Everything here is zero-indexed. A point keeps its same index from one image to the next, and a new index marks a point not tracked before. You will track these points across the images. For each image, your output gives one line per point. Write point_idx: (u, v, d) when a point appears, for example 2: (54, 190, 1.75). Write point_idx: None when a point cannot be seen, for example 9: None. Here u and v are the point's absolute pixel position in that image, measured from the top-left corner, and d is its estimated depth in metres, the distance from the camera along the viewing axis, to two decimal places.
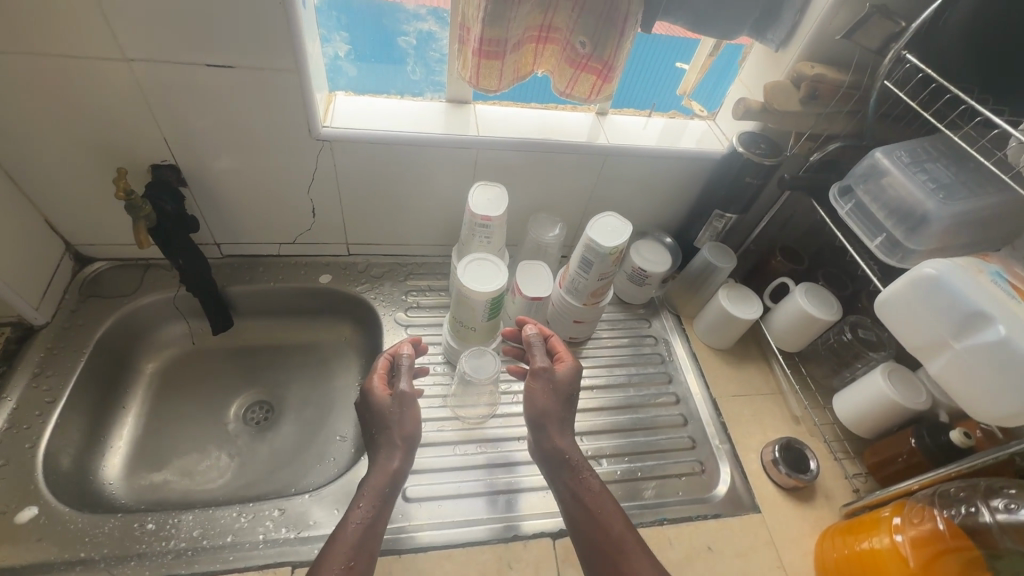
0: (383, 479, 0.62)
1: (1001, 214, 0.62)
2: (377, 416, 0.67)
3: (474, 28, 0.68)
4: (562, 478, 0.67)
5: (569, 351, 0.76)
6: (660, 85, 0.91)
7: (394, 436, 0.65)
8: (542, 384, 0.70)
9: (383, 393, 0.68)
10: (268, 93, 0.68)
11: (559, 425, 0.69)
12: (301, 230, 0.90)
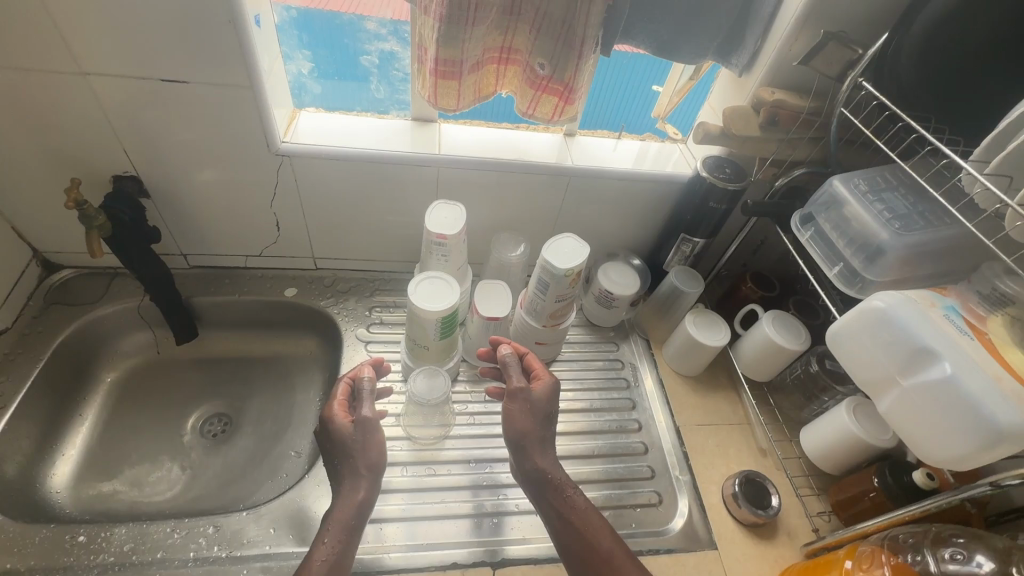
0: (348, 512, 0.61)
1: (955, 247, 0.61)
2: (338, 445, 0.65)
3: (430, 48, 0.69)
4: (545, 497, 0.66)
5: (546, 368, 0.73)
6: (633, 107, 0.91)
7: (358, 467, 0.63)
8: (520, 405, 0.68)
9: (343, 421, 0.66)
10: (224, 108, 0.69)
11: (540, 443, 0.68)
12: (267, 243, 0.91)
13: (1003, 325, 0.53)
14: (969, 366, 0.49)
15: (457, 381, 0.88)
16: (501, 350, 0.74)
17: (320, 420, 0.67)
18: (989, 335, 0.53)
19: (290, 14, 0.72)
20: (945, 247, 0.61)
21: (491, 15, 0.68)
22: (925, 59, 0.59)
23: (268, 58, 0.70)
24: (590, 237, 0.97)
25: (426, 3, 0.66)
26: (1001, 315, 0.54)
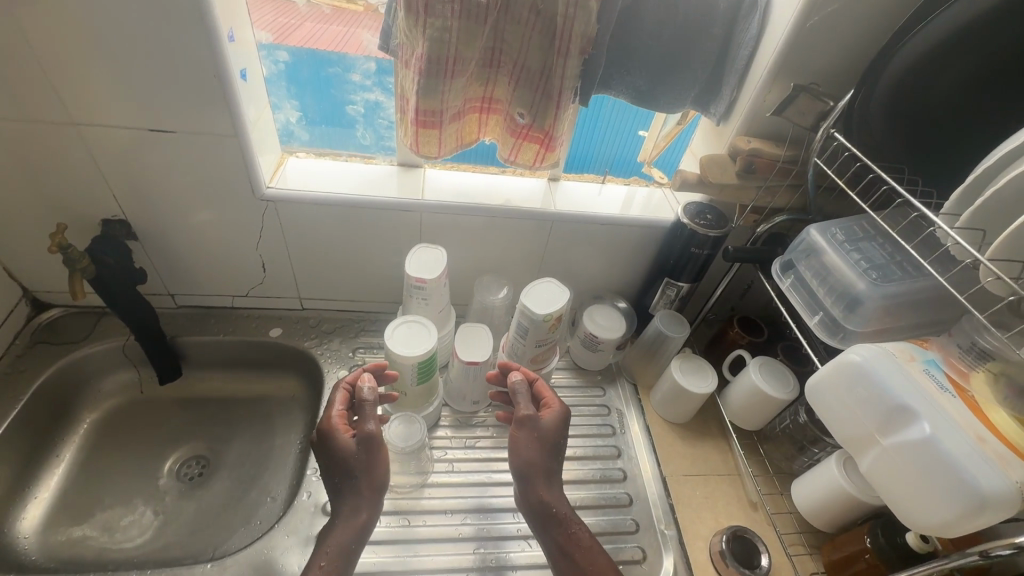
0: (348, 533, 0.62)
1: (932, 299, 0.60)
2: (339, 461, 0.65)
3: (410, 100, 0.71)
4: (551, 534, 0.65)
5: (554, 395, 0.74)
6: (618, 152, 0.91)
7: (361, 486, 0.65)
8: (527, 433, 0.69)
9: (345, 435, 0.66)
10: (209, 155, 0.71)
11: (545, 476, 0.67)
12: (253, 284, 0.91)
13: (985, 383, 0.51)
14: (948, 426, 0.47)
15: (438, 425, 0.86)
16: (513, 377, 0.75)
17: (320, 431, 0.67)
18: (971, 393, 0.51)
19: (279, 66, 0.75)
20: (923, 298, 0.60)
21: (470, 68, 0.70)
22: (892, 113, 0.59)
23: (255, 109, 0.72)
24: (575, 279, 0.97)
25: (406, 57, 0.69)
26: (985, 371, 0.52)
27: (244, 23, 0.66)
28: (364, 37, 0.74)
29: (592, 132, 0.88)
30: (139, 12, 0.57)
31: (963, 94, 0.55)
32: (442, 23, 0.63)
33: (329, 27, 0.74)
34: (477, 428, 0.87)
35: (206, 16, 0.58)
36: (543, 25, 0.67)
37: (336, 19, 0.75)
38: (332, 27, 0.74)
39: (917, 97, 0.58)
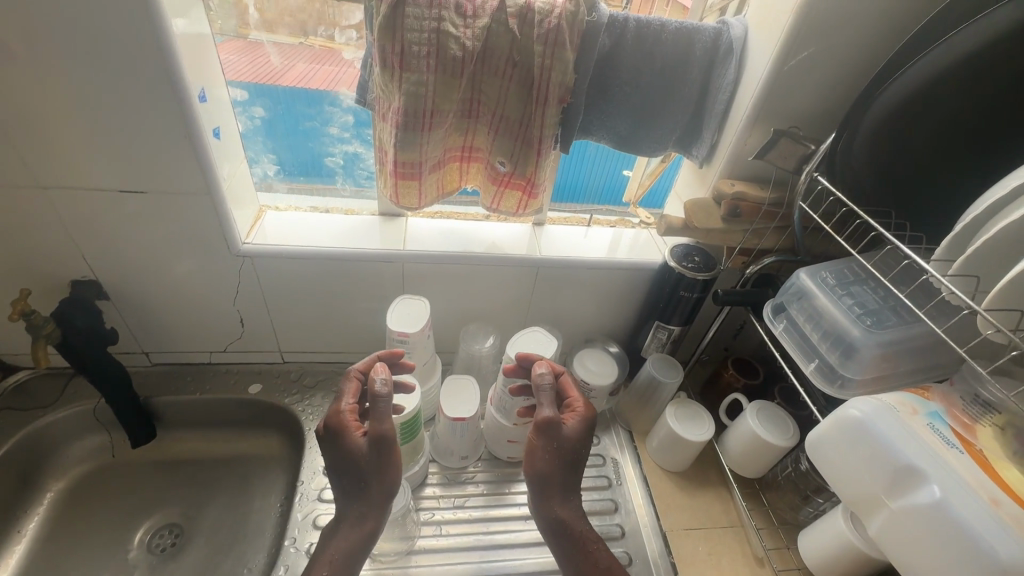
0: (357, 540, 0.60)
1: (927, 345, 0.59)
2: (350, 460, 0.61)
3: (389, 152, 0.70)
4: (566, 554, 0.63)
5: (580, 396, 0.69)
6: (605, 181, 0.90)
7: (373, 489, 0.62)
8: (545, 442, 0.63)
9: (356, 434, 0.62)
10: (182, 214, 0.69)
11: (562, 489, 0.64)
12: (232, 339, 0.88)
13: (992, 436, 0.48)
14: (959, 489, 0.45)
15: (426, 483, 0.82)
16: (537, 372, 0.68)
17: (331, 426, 0.62)
18: (978, 448, 0.48)
19: (256, 122, 0.74)
20: (920, 343, 0.58)
21: (448, 120, 0.69)
22: (875, 157, 0.58)
23: (229, 167, 0.71)
24: (564, 323, 0.95)
25: (383, 111, 0.68)
26: (991, 423, 0.49)
27: (216, 81, 0.65)
28: (340, 92, 0.72)
29: (573, 175, 0.88)
30: (106, 76, 0.56)
31: (945, 134, 0.55)
32: (418, 77, 0.63)
33: (321, 67, 0.70)
34: (467, 485, 0.83)
35: (175, 79, 0.57)
36: (521, 75, 0.66)
37: (326, 59, 0.70)
38: (325, 66, 0.70)
39: (899, 141, 0.57)
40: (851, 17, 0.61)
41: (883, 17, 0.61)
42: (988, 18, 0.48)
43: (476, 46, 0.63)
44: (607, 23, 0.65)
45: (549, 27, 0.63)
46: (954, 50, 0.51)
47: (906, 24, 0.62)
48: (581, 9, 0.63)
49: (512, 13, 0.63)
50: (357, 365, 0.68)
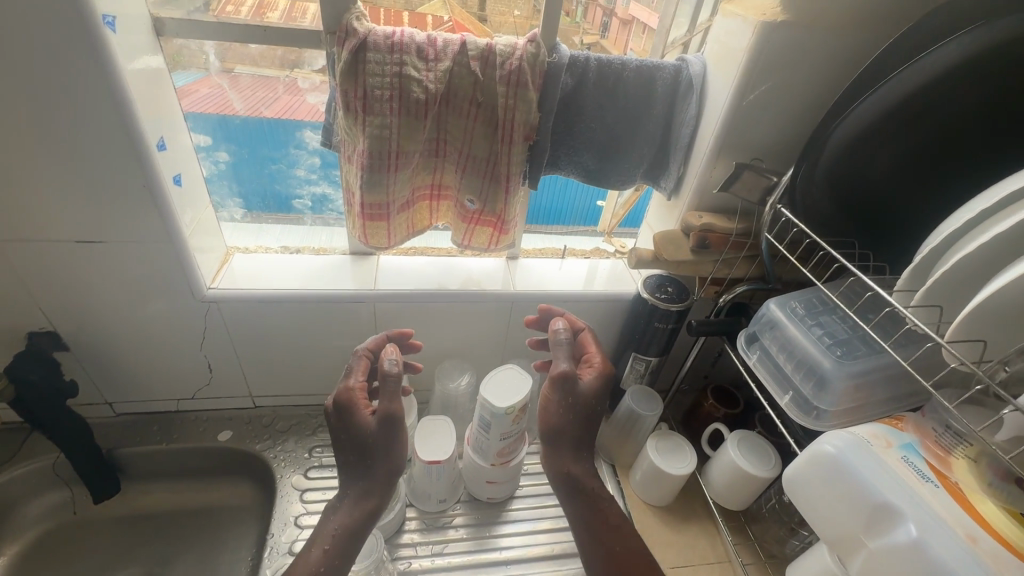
0: (357, 518, 0.61)
1: (898, 374, 0.58)
2: (356, 438, 0.63)
3: (355, 194, 0.69)
4: (579, 512, 0.66)
5: (598, 353, 0.72)
6: (590, 202, 0.91)
7: (378, 467, 0.63)
8: (559, 397, 0.66)
9: (365, 412, 0.64)
10: (144, 262, 0.68)
11: (573, 446, 0.67)
12: (200, 386, 0.86)
13: (968, 468, 0.47)
14: (936, 528, 0.44)
15: (404, 529, 0.79)
16: (556, 329, 0.72)
17: (341, 401, 0.64)
18: (954, 481, 0.47)
19: (221, 166, 0.75)
20: (890, 373, 0.58)
21: (415, 160, 0.69)
22: (835, 189, 0.59)
23: (192, 214, 0.70)
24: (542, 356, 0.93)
25: (348, 153, 0.67)
26: (965, 454, 0.48)
27: (176, 128, 0.65)
28: (305, 134, 0.73)
29: (547, 209, 0.90)
30: (60, 128, 0.55)
31: (901, 164, 0.56)
32: (381, 121, 0.63)
33: (306, 100, 0.70)
34: (446, 530, 0.80)
35: (132, 130, 0.56)
36: (485, 115, 0.66)
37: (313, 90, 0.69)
38: (309, 100, 0.70)
39: (857, 174, 0.57)
40: (805, 54, 0.62)
41: (836, 52, 0.62)
42: (935, 55, 0.48)
43: (438, 88, 0.63)
44: (569, 63, 0.66)
45: (510, 68, 0.63)
46: (904, 83, 0.50)
47: (861, 59, 0.63)
48: (541, 51, 0.64)
49: (474, 55, 0.63)
50: (369, 346, 0.71)
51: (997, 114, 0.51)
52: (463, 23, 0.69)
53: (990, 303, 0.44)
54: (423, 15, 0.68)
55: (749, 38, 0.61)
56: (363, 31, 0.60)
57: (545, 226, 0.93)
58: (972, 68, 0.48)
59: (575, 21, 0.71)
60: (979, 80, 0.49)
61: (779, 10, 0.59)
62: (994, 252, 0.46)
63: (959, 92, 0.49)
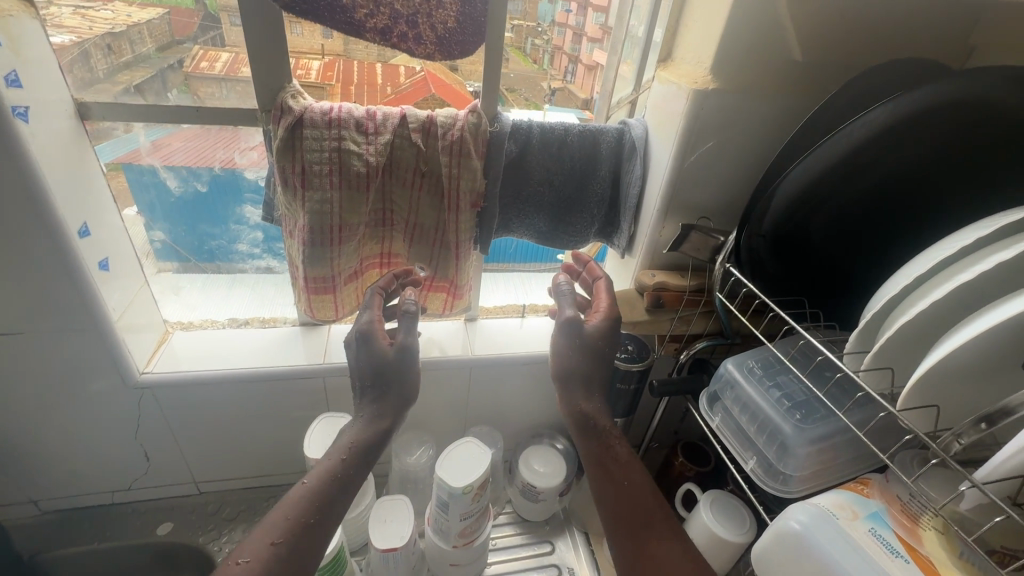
0: (368, 435, 0.60)
1: (854, 437, 0.57)
2: (373, 365, 0.62)
3: (299, 267, 0.66)
4: (589, 450, 0.62)
5: (607, 298, 0.66)
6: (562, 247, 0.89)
7: (392, 392, 0.62)
8: (566, 338, 0.63)
9: (383, 343, 0.63)
10: (69, 349, 0.64)
11: (585, 385, 0.64)
12: (137, 475, 0.79)
13: (936, 539, 0.44)
14: None
15: None
16: (559, 281, 0.69)
17: (360, 329, 0.63)
18: (924, 554, 0.44)
19: (155, 244, 0.73)
20: (848, 435, 0.57)
21: (360, 232, 0.66)
22: (778, 249, 0.57)
23: (122, 298, 0.66)
24: (506, 420, 0.90)
25: (290, 228, 0.65)
26: (932, 525, 0.45)
27: (105, 209, 0.62)
28: (245, 210, 0.72)
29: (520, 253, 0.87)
30: None
31: (842, 221, 0.54)
32: (321, 195, 0.60)
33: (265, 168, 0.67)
34: None
35: (50, 220, 0.54)
36: (430, 184, 0.65)
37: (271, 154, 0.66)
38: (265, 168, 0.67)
39: (798, 235, 0.56)
40: (739, 118, 0.63)
41: (770, 116, 0.64)
42: (867, 117, 0.46)
43: (379, 161, 0.61)
44: (511, 130, 0.66)
45: (452, 139, 0.62)
46: (841, 147, 0.48)
47: (793, 123, 0.65)
48: (483, 120, 0.63)
49: (414, 127, 0.62)
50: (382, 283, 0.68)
51: (925, 178, 0.51)
52: (437, 73, 0.65)
53: (937, 370, 0.42)
54: (394, 66, 0.64)
55: (683, 105, 0.62)
56: (299, 108, 0.58)
57: (522, 262, 0.89)
58: (899, 131, 0.47)
59: (542, 68, 0.73)
60: (906, 146, 0.49)
61: (710, 78, 0.61)
62: (934, 317, 0.45)
63: (886, 158, 0.50)
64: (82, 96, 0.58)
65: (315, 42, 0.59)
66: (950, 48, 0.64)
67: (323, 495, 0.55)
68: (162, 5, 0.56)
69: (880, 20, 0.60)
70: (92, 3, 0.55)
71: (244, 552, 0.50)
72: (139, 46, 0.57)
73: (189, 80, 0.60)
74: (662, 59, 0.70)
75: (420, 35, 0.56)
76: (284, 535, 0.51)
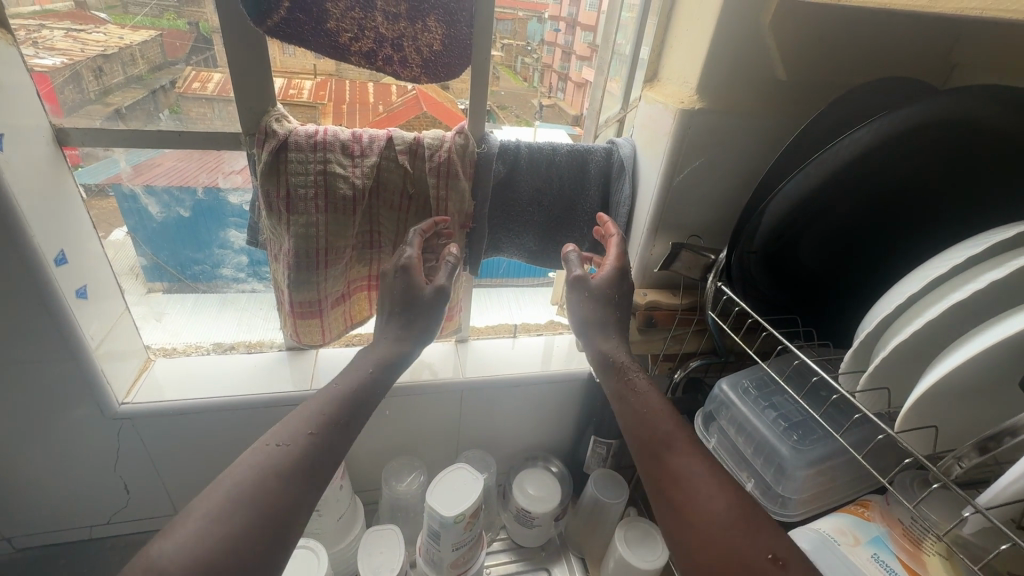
0: (390, 356, 0.58)
1: (852, 459, 0.56)
2: (404, 297, 0.59)
3: (284, 293, 0.65)
4: (608, 383, 0.59)
5: (614, 250, 0.63)
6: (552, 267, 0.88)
7: (417, 319, 0.60)
8: (578, 295, 0.62)
9: (421, 280, 0.60)
10: (47, 381, 0.62)
11: (601, 326, 0.61)
12: (117, 508, 0.77)
13: (940, 565, 0.43)
14: None
15: None
16: (568, 253, 0.64)
17: (399, 264, 0.59)
18: None
19: (143, 264, 0.72)
20: (845, 457, 0.56)
21: (348, 255, 0.65)
22: (769, 267, 0.57)
23: (101, 327, 0.64)
24: (499, 443, 0.88)
25: (275, 252, 0.64)
26: (937, 550, 0.44)
27: (86, 239, 0.61)
28: (230, 234, 0.71)
29: (511, 273, 0.87)
30: None
31: (830, 239, 0.54)
32: (306, 219, 0.59)
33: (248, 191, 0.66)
34: None
35: (26, 251, 0.52)
36: (418, 207, 0.65)
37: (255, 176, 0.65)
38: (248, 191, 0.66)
39: (788, 253, 0.56)
40: (726, 137, 0.63)
41: (756, 134, 0.64)
42: (854, 137, 0.46)
43: (366, 183, 0.60)
44: (499, 150, 0.65)
45: (439, 160, 0.62)
46: (829, 166, 0.48)
47: (779, 142, 0.65)
48: (470, 141, 0.63)
49: (401, 149, 0.61)
50: (423, 227, 0.61)
51: (912, 197, 0.51)
52: (428, 92, 0.66)
53: (934, 392, 0.42)
54: (386, 84, 0.65)
55: (670, 124, 0.62)
56: (284, 132, 0.57)
57: (514, 279, 0.88)
58: (887, 151, 0.47)
59: (532, 86, 0.74)
60: (891, 166, 0.48)
61: (696, 98, 0.61)
62: (928, 339, 0.45)
63: (872, 178, 0.49)
64: (74, 121, 0.57)
65: (307, 61, 0.58)
66: (930, 67, 0.65)
67: (351, 398, 0.55)
68: (154, 27, 0.56)
69: (862, 42, 0.61)
70: (85, 25, 0.54)
71: (279, 435, 0.50)
72: (131, 67, 0.57)
73: (181, 100, 0.59)
74: (648, 79, 0.70)
75: (406, 58, 0.55)
76: (320, 425, 0.52)
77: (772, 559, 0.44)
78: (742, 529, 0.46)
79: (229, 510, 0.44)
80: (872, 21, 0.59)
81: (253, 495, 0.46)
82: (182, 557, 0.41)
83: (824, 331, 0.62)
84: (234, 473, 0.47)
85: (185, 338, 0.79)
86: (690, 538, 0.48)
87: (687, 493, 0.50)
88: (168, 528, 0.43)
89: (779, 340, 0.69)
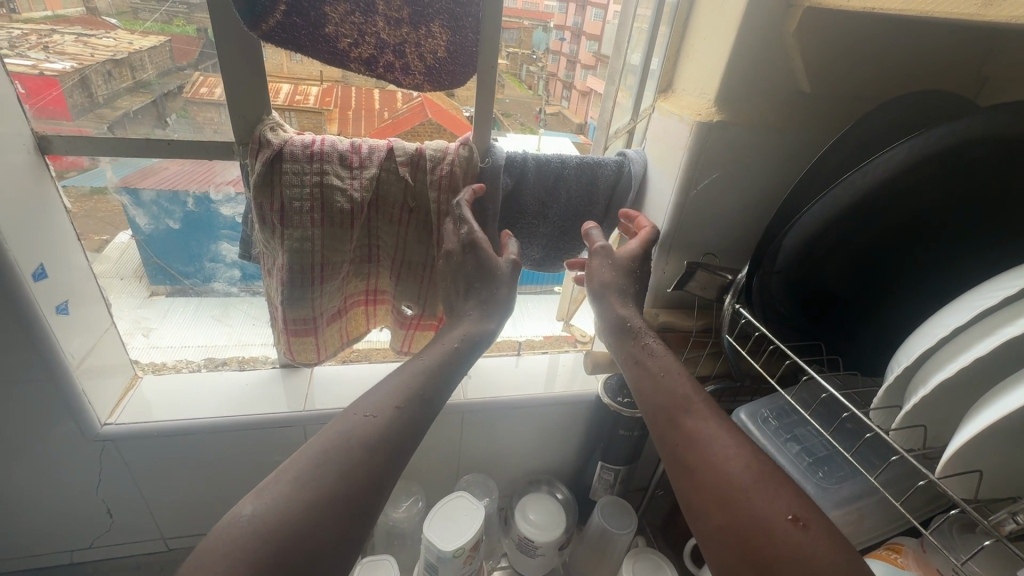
0: (478, 329, 0.56)
1: (879, 498, 0.52)
2: (482, 268, 0.56)
3: (277, 311, 0.62)
4: (623, 348, 0.55)
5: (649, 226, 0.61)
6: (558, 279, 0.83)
7: (500, 292, 0.57)
8: (602, 260, 0.58)
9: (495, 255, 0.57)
10: (25, 400, 0.59)
11: (621, 293, 0.57)
12: (100, 533, 0.73)
13: None
14: None
15: None
16: (589, 230, 0.61)
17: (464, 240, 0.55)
18: None
19: (148, 268, 0.69)
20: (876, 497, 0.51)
21: (344, 271, 0.61)
22: (795, 289, 0.53)
23: (84, 342, 0.61)
24: (501, 465, 0.84)
25: (269, 267, 0.61)
26: None
27: (68, 253, 0.58)
28: (221, 248, 0.68)
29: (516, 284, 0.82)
30: None
31: (859, 261, 0.51)
32: (301, 233, 0.56)
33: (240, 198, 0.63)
34: None
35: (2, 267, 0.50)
36: (418, 220, 0.61)
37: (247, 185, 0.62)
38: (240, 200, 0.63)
39: (816, 276, 0.52)
40: (744, 152, 0.60)
41: (775, 149, 0.61)
42: (887, 155, 0.42)
43: (365, 197, 0.57)
44: (506, 163, 0.61)
45: (442, 174, 0.58)
46: (858, 186, 0.44)
47: (796, 158, 0.62)
48: (475, 155, 0.59)
49: (402, 161, 0.58)
50: (468, 186, 0.59)
51: (950, 219, 0.48)
52: (434, 98, 0.62)
53: (980, 437, 0.38)
54: (391, 91, 0.61)
55: (686, 138, 0.59)
56: (279, 141, 0.54)
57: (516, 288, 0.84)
58: (922, 170, 0.43)
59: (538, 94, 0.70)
60: (927, 185, 0.45)
61: (714, 110, 0.58)
62: (972, 376, 0.41)
63: (905, 197, 0.46)
64: (81, 125, 0.54)
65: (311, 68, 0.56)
66: (956, 82, 0.61)
67: (438, 373, 0.52)
68: (164, 33, 0.53)
69: (888, 58, 0.58)
70: (95, 30, 0.51)
71: (367, 406, 0.47)
72: (139, 73, 0.53)
73: (189, 106, 0.55)
74: (661, 89, 0.67)
75: (408, 66, 0.52)
76: (407, 398, 0.49)
77: (792, 521, 0.40)
78: (761, 492, 0.42)
79: (317, 476, 0.41)
80: (900, 33, 0.56)
81: (340, 465, 0.43)
82: (270, 522, 0.38)
83: (848, 359, 0.58)
84: (320, 441, 0.44)
85: (176, 353, 0.76)
86: (709, 504, 0.44)
87: (700, 456, 0.46)
88: (257, 489, 0.40)
89: (801, 367, 0.65)
